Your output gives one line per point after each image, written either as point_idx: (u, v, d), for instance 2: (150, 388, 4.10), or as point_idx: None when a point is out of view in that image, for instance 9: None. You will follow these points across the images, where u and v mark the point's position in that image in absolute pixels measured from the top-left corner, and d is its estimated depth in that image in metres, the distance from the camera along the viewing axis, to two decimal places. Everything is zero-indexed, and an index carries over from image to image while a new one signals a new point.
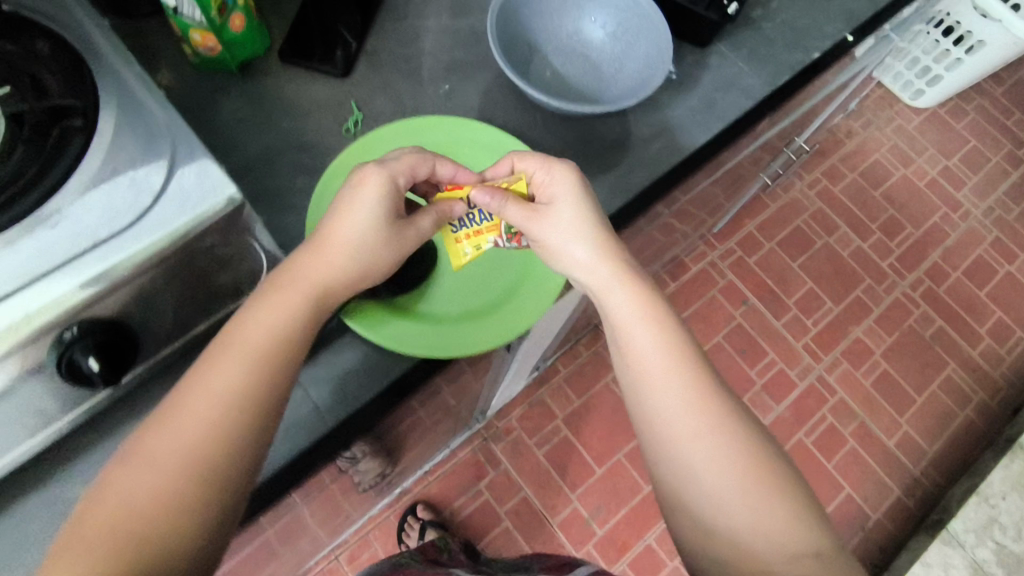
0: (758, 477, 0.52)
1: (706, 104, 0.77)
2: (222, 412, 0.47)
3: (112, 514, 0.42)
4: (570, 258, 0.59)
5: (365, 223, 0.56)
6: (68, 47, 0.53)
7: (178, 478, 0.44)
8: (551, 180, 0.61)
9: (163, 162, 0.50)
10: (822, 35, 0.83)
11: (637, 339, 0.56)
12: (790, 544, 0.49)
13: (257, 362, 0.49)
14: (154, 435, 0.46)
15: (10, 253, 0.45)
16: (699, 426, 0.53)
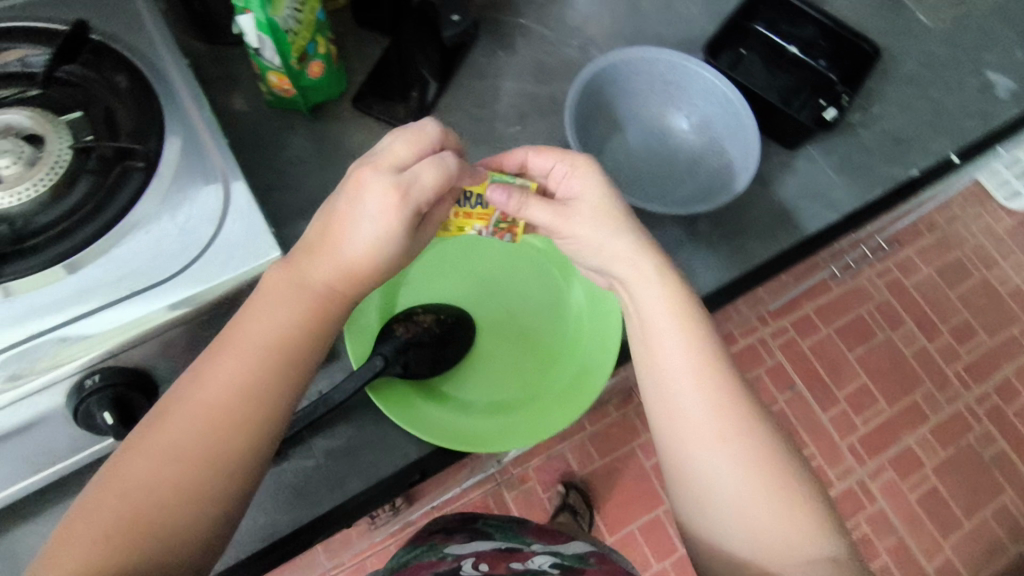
0: (775, 477, 0.51)
1: (785, 210, 0.72)
2: (225, 413, 0.44)
3: (105, 519, 0.40)
4: (608, 253, 0.56)
5: (371, 224, 0.49)
6: (145, 83, 0.53)
7: (176, 479, 0.42)
8: (584, 182, 0.57)
9: (215, 214, 0.49)
10: (926, 151, 0.77)
11: (666, 338, 0.54)
12: (811, 559, 0.48)
13: (256, 362, 0.46)
14: (155, 429, 0.44)
15: (53, 289, 0.46)
16: (727, 433, 0.51)
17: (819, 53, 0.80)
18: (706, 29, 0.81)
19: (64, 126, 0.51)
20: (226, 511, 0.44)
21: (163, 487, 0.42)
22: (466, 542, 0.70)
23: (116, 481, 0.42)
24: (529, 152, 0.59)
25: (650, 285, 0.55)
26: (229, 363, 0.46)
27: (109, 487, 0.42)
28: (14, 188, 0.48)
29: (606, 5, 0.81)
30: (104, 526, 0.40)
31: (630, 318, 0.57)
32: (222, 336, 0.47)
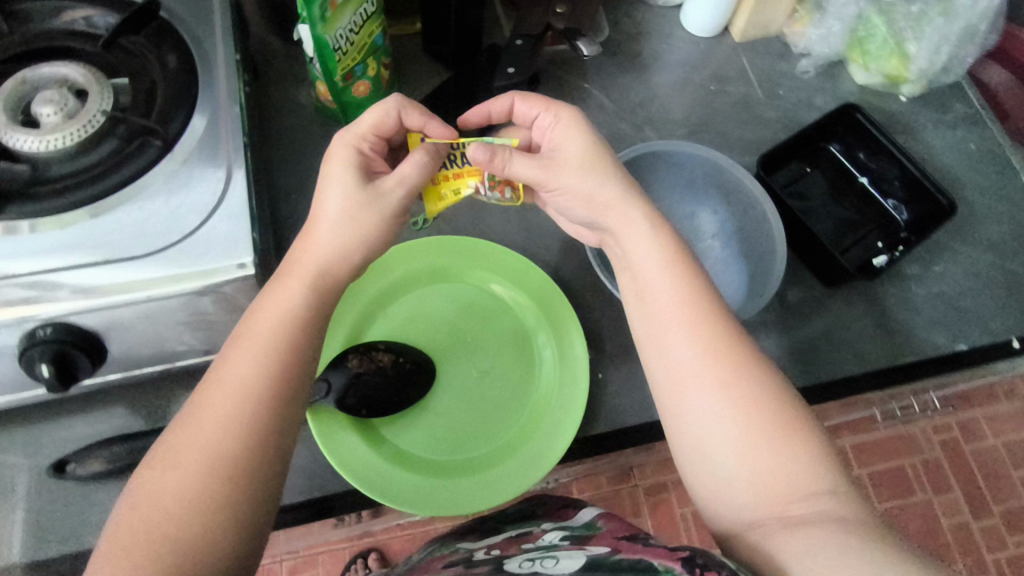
0: (772, 430, 0.46)
1: (802, 348, 0.66)
2: (244, 405, 0.43)
3: (147, 520, 0.39)
4: (593, 201, 0.54)
5: (341, 197, 0.51)
6: (192, 68, 0.56)
7: (208, 479, 0.40)
8: (568, 134, 0.55)
9: (207, 206, 0.51)
10: (983, 327, 0.69)
11: (652, 279, 0.51)
12: (813, 490, 0.43)
13: (271, 348, 0.45)
14: (172, 436, 0.42)
15: (42, 237, 0.48)
16: (721, 376, 0.47)
17: (891, 190, 0.74)
18: (777, 137, 0.77)
19: (110, 90, 0.55)
20: (264, 505, 0.42)
21: (196, 491, 0.40)
22: (485, 534, 0.59)
23: (144, 495, 0.40)
24: (513, 98, 0.58)
25: (636, 233, 0.53)
26: (241, 355, 0.45)
27: (136, 503, 0.40)
28: (45, 136, 0.51)
29: (677, 89, 0.78)
30: (139, 543, 0.38)
31: (618, 264, 0.55)
32: (236, 339, 0.46)
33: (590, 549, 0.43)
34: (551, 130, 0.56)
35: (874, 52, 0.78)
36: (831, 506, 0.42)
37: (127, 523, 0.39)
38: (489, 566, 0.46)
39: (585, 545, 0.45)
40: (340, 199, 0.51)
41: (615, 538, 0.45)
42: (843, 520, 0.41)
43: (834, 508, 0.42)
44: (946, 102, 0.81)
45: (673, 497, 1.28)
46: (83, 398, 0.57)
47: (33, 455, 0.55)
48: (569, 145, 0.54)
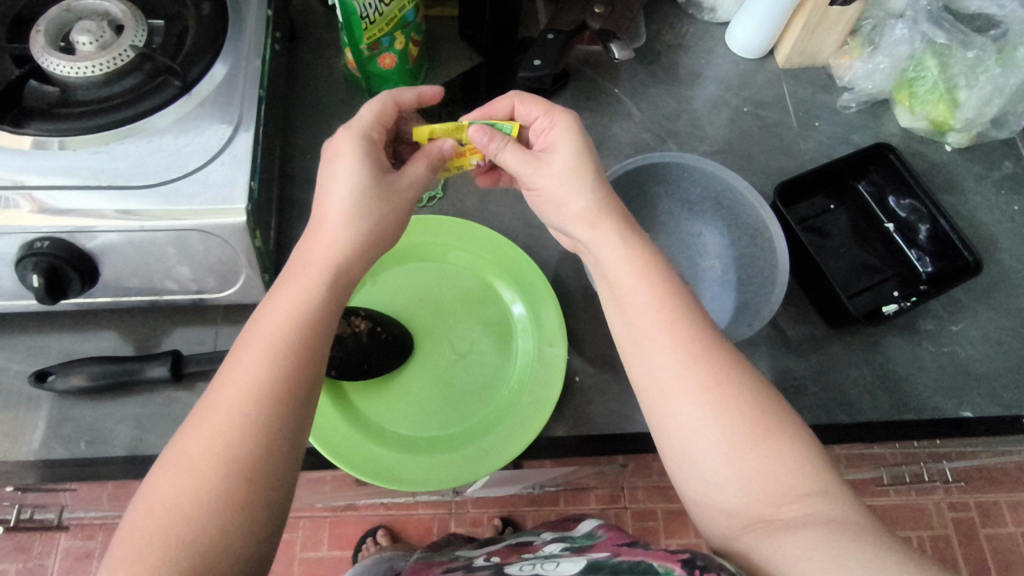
0: (756, 433, 0.44)
1: (792, 387, 0.64)
2: (254, 403, 0.41)
3: (160, 524, 0.37)
4: (570, 211, 0.52)
5: (334, 194, 0.50)
6: (223, 18, 0.58)
7: (222, 484, 0.38)
8: (556, 132, 0.53)
9: (213, 150, 0.52)
10: (993, 397, 0.65)
11: (630, 286, 0.49)
12: (801, 492, 0.42)
13: (279, 347, 0.43)
14: (181, 438, 0.41)
15: (55, 156, 0.51)
16: (706, 381, 0.45)
17: (917, 240, 0.70)
18: (805, 168, 0.74)
19: (145, 28, 0.57)
20: (275, 506, 0.40)
21: (208, 494, 0.38)
22: (488, 545, 0.65)
23: (154, 499, 0.38)
24: (512, 99, 0.57)
25: (611, 242, 0.51)
26: (249, 350, 0.43)
27: (146, 506, 0.38)
28: (76, 63, 0.53)
29: (709, 106, 0.77)
30: (152, 549, 0.36)
31: (596, 272, 0.53)
32: (241, 339, 0.45)
33: (591, 555, 0.44)
34: (544, 132, 0.55)
35: (921, 95, 0.74)
36: (822, 507, 0.41)
37: (135, 530, 0.37)
38: (489, 570, 0.50)
39: (586, 551, 0.47)
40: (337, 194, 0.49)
41: (616, 544, 0.46)
42: (831, 521, 0.39)
43: (823, 509, 0.40)
44: (994, 158, 0.77)
45: (658, 527, 1.25)
46: (76, 317, 0.60)
47: (27, 360, 0.58)
48: (556, 143, 0.53)
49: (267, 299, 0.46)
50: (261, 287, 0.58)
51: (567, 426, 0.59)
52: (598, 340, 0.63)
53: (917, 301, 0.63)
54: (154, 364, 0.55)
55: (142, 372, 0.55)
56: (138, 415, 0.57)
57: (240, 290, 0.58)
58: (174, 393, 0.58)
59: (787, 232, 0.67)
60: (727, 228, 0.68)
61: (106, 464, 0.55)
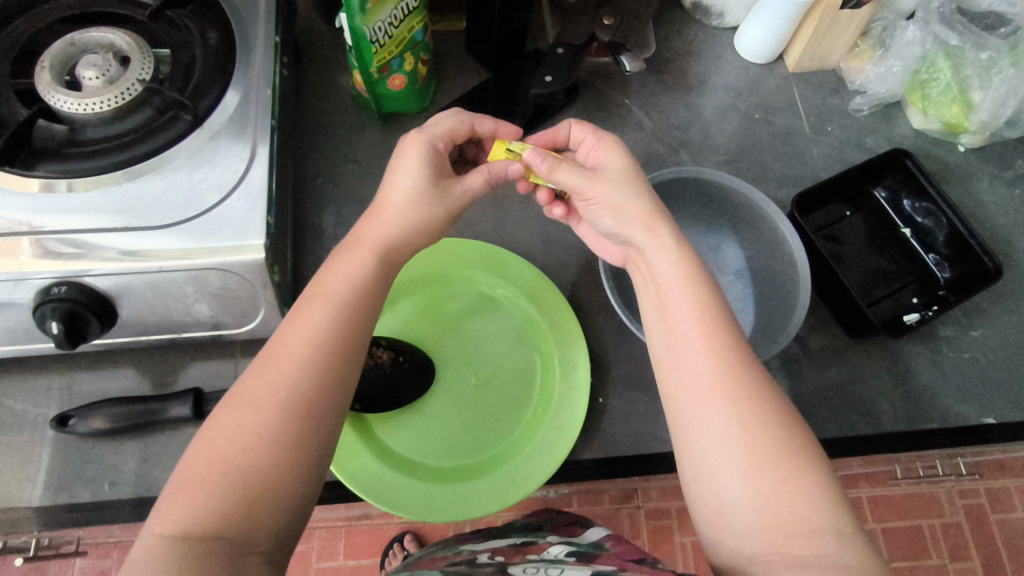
0: (776, 459, 0.43)
1: (813, 400, 0.63)
2: (313, 353, 0.42)
3: (224, 457, 0.38)
4: (622, 214, 0.52)
5: (407, 179, 0.52)
6: (230, 48, 0.57)
7: (276, 425, 0.40)
8: (607, 153, 0.56)
9: (228, 185, 0.51)
10: (1014, 402, 0.65)
11: (672, 293, 0.49)
12: (816, 529, 0.41)
13: (342, 307, 0.45)
14: (247, 378, 0.42)
15: (65, 197, 0.50)
16: (736, 393, 0.45)
17: (934, 245, 0.70)
18: (820, 175, 0.73)
19: (151, 59, 0.56)
20: (322, 458, 0.41)
21: (261, 433, 0.39)
22: (490, 538, 0.59)
23: (220, 430, 0.40)
24: (571, 122, 0.59)
25: (663, 248, 0.51)
26: (316, 306, 0.45)
27: (205, 441, 0.40)
28: (84, 99, 0.52)
29: (721, 114, 0.76)
30: (212, 477, 0.38)
31: (643, 284, 0.53)
32: (304, 295, 0.46)
33: (595, 566, 0.43)
34: (595, 151, 0.57)
35: (935, 97, 0.73)
36: (836, 549, 0.40)
37: (195, 458, 0.39)
38: (492, 567, 0.47)
39: (591, 562, 0.45)
40: (407, 187, 0.51)
41: (623, 560, 0.45)
42: (840, 566, 0.39)
43: (835, 552, 0.40)
44: (1007, 158, 0.76)
45: (673, 526, 1.14)
46: (92, 355, 0.59)
47: (45, 401, 0.57)
48: (609, 162, 0.55)
49: (326, 266, 0.48)
50: (280, 319, 0.58)
51: (590, 449, 0.59)
52: (619, 360, 0.63)
53: (937, 310, 0.63)
54: (175, 404, 0.55)
55: (163, 412, 0.54)
56: (161, 454, 0.56)
57: (258, 324, 0.58)
58: (194, 430, 0.57)
59: (805, 242, 0.66)
60: (744, 240, 0.68)
61: (129, 505, 0.55)
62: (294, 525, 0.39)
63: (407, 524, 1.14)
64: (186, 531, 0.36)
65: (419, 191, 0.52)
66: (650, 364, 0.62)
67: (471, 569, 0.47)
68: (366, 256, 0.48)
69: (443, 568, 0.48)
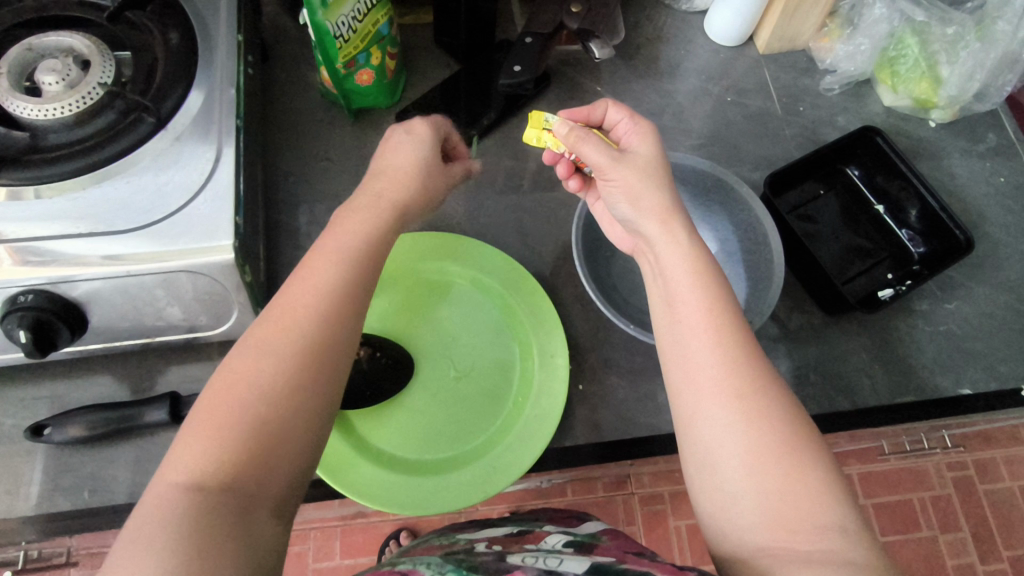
0: (782, 452, 0.42)
1: (793, 378, 0.64)
2: (325, 310, 0.43)
3: (238, 402, 0.38)
4: (638, 202, 0.52)
5: (412, 151, 0.54)
6: (192, 48, 0.57)
7: (290, 374, 0.40)
8: (640, 139, 0.56)
9: (195, 187, 0.51)
10: (990, 371, 0.66)
11: (679, 288, 0.49)
12: (821, 523, 0.40)
13: (352, 263, 0.46)
14: (257, 327, 0.42)
15: (29, 205, 0.49)
16: (740, 387, 0.44)
17: (907, 220, 0.70)
18: (793, 156, 0.74)
19: (112, 62, 0.55)
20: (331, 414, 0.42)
21: (272, 384, 0.39)
22: (486, 527, 0.58)
23: (231, 379, 0.39)
24: (608, 104, 0.60)
25: (676, 244, 0.51)
26: (322, 261, 0.45)
27: (216, 388, 0.39)
28: (44, 105, 0.52)
29: (693, 97, 0.76)
30: (226, 424, 0.38)
31: (652, 276, 0.53)
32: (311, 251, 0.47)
33: (593, 557, 0.41)
34: (629, 135, 0.57)
35: (904, 74, 0.74)
36: (844, 542, 0.39)
37: (211, 401, 0.39)
38: (490, 556, 0.44)
39: (589, 553, 0.43)
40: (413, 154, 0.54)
41: (622, 551, 0.43)
42: (846, 563, 0.38)
43: (842, 547, 0.38)
44: (978, 131, 0.77)
45: (666, 510, 1.14)
46: (68, 364, 0.59)
47: (21, 411, 0.57)
48: (638, 148, 0.55)
49: (336, 222, 0.49)
50: (255, 319, 0.57)
51: (575, 436, 0.59)
52: (598, 346, 0.63)
53: (911, 285, 0.64)
54: (153, 408, 0.54)
55: (141, 418, 0.54)
56: (140, 460, 0.56)
57: (234, 325, 0.57)
58: (175, 435, 0.57)
59: (778, 225, 0.67)
60: (718, 223, 0.69)
61: (110, 512, 0.54)
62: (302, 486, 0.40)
63: (401, 521, 1.13)
64: (204, 474, 0.36)
65: (420, 151, 0.54)
66: (630, 350, 0.63)
67: (468, 555, 0.45)
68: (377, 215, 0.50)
69: (440, 554, 0.47)
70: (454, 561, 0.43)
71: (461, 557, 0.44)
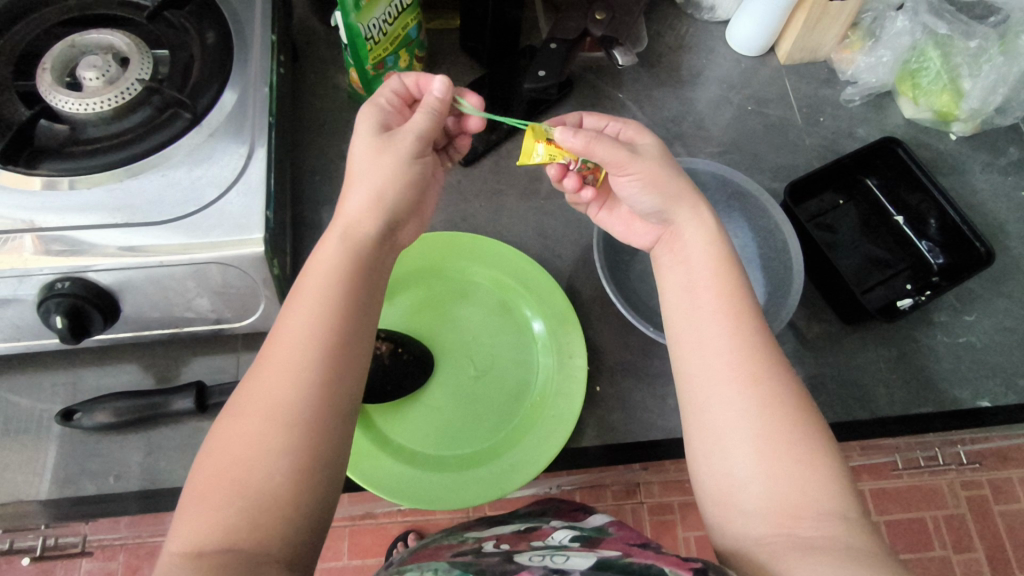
0: (792, 442, 0.42)
1: (809, 386, 0.64)
2: (300, 360, 0.42)
3: (230, 468, 0.39)
4: (660, 189, 0.52)
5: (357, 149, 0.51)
6: (227, 48, 0.59)
7: (274, 434, 0.40)
8: (638, 135, 0.56)
9: (227, 181, 0.52)
10: (1009, 384, 0.65)
11: (698, 276, 0.50)
12: (823, 511, 0.40)
13: (323, 304, 0.44)
14: (245, 388, 0.43)
15: (67, 195, 0.50)
16: (755, 373, 0.45)
17: (927, 231, 0.70)
18: (813, 165, 0.74)
19: (150, 59, 0.57)
20: (330, 459, 0.41)
21: (261, 445, 0.40)
22: (493, 526, 0.57)
23: (223, 444, 0.40)
24: (582, 114, 0.60)
25: (697, 227, 0.52)
26: (296, 307, 0.45)
27: (212, 455, 0.40)
28: (85, 99, 0.53)
29: (713, 105, 0.77)
30: (220, 490, 0.39)
31: (667, 263, 0.53)
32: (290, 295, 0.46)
33: (599, 552, 0.41)
34: (625, 132, 0.57)
35: (926, 86, 0.74)
36: (848, 530, 0.39)
37: (206, 470, 0.40)
38: (498, 555, 0.44)
39: (595, 547, 0.44)
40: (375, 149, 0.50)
41: (626, 545, 0.43)
42: (849, 549, 0.38)
43: (844, 534, 0.39)
44: (999, 145, 0.77)
45: (675, 520, 1.13)
46: (96, 352, 0.60)
47: (51, 396, 0.58)
48: (643, 143, 0.55)
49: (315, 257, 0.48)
50: (280, 313, 0.59)
51: (590, 437, 0.59)
52: (615, 350, 0.63)
53: (931, 295, 0.64)
54: (179, 397, 0.56)
55: (167, 405, 0.55)
56: (164, 448, 0.57)
57: (259, 318, 0.59)
58: (198, 424, 0.58)
59: (799, 233, 0.67)
60: (738, 231, 0.70)
61: (133, 497, 0.56)
62: (314, 530, 0.40)
63: (411, 523, 1.11)
64: (203, 542, 0.37)
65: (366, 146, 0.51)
66: (648, 353, 0.63)
67: (476, 558, 0.44)
68: (343, 244, 0.47)
69: (448, 558, 0.45)
70: (461, 566, 0.42)
71: (467, 562, 0.43)
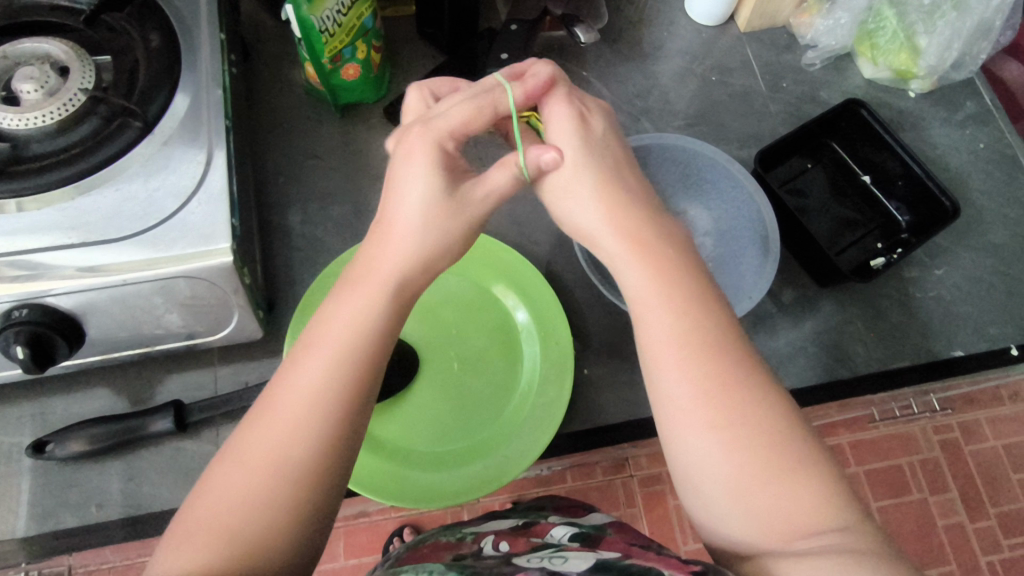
0: (767, 476, 0.39)
1: (790, 351, 0.65)
2: (315, 412, 0.38)
3: (223, 513, 0.35)
4: (608, 219, 0.46)
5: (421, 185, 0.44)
6: (172, 49, 0.56)
7: (277, 488, 0.36)
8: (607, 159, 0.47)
9: (186, 191, 0.50)
10: (980, 333, 0.68)
11: (643, 309, 0.44)
12: (813, 530, 0.38)
13: (346, 355, 0.40)
14: (250, 429, 0.38)
15: (14, 218, 0.48)
16: (721, 413, 0.40)
17: (894, 190, 0.72)
18: (781, 131, 0.75)
19: (91, 67, 0.54)
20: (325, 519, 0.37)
21: (258, 494, 0.36)
22: (490, 520, 0.56)
23: (218, 486, 0.36)
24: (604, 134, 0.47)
25: (645, 259, 0.44)
26: (320, 346, 0.40)
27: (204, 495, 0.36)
28: (23, 114, 0.50)
29: (678, 77, 0.76)
30: (207, 537, 0.35)
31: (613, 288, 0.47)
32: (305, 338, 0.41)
33: (600, 552, 0.41)
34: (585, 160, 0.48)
35: (883, 46, 0.76)
36: (839, 542, 0.38)
37: (198, 514, 0.35)
38: (496, 559, 0.43)
39: (594, 547, 0.44)
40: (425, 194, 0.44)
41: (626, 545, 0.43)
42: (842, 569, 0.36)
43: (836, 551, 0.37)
44: (956, 100, 0.79)
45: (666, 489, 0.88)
46: (63, 379, 0.58)
47: (16, 427, 0.56)
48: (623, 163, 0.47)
49: (342, 295, 0.42)
50: (254, 322, 0.57)
51: (580, 421, 0.60)
52: (599, 332, 0.63)
53: (902, 252, 0.65)
54: (157, 418, 0.54)
55: (145, 428, 0.54)
56: (145, 471, 0.55)
57: (233, 330, 0.57)
58: (178, 443, 0.56)
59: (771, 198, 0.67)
60: (711, 202, 0.70)
61: (116, 524, 0.54)
62: None
63: None
64: None
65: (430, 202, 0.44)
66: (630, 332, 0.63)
67: (474, 562, 0.43)
68: (372, 296, 0.42)
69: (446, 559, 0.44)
70: (457, 567, 0.42)
71: (466, 563, 0.43)
